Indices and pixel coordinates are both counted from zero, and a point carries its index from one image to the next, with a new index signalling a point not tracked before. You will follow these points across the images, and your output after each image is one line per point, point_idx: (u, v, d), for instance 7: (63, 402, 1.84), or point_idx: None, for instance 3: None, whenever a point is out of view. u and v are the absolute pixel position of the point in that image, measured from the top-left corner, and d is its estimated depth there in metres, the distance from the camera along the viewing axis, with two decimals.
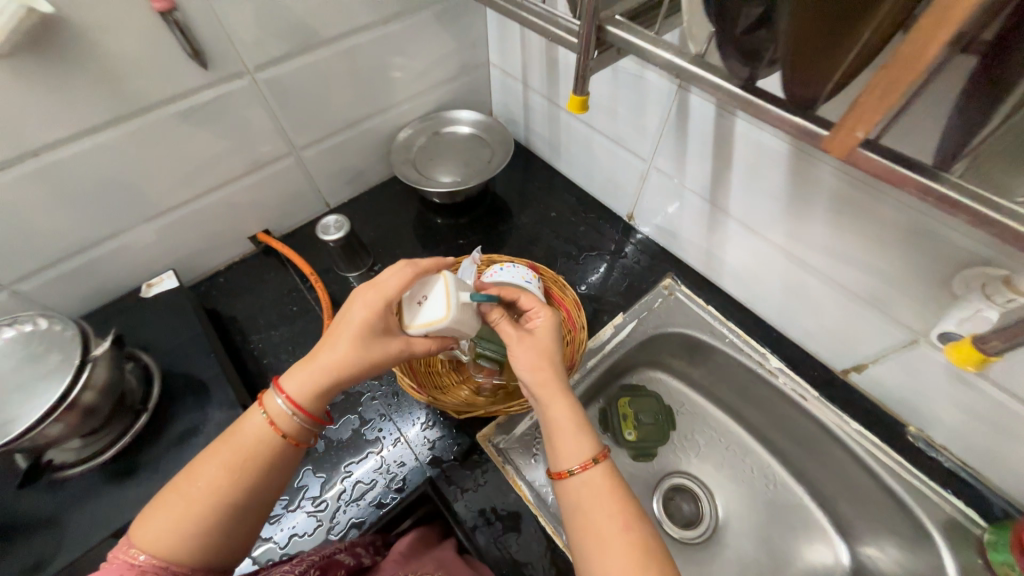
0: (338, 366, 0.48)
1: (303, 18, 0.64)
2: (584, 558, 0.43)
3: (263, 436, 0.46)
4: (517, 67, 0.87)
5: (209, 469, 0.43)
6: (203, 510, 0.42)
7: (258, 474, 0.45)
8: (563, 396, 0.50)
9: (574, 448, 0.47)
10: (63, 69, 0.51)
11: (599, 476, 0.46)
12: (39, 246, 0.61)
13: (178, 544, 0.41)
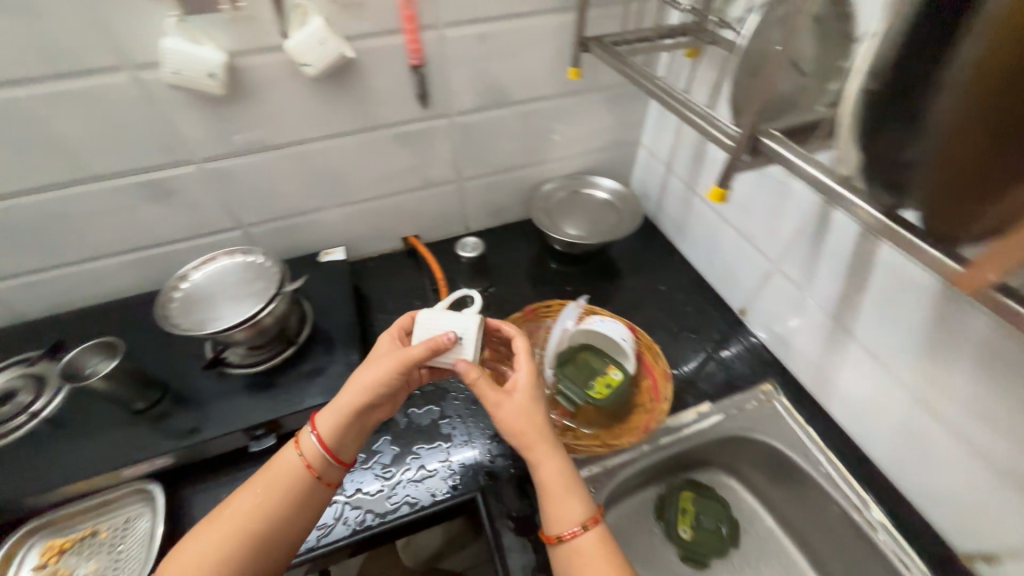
0: (350, 412, 0.59)
1: (503, 84, 0.81)
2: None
3: (291, 474, 0.58)
4: (665, 151, 0.96)
5: (246, 497, 0.56)
6: (234, 534, 0.54)
7: (282, 502, 0.57)
8: (552, 455, 0.55)
9: (565, 511, 0.53)
10: (338, 92, 0.72)
11: (592, 538, 0.52)
12: (272, 205, 0.83)
13: (217, 559, 0.52)
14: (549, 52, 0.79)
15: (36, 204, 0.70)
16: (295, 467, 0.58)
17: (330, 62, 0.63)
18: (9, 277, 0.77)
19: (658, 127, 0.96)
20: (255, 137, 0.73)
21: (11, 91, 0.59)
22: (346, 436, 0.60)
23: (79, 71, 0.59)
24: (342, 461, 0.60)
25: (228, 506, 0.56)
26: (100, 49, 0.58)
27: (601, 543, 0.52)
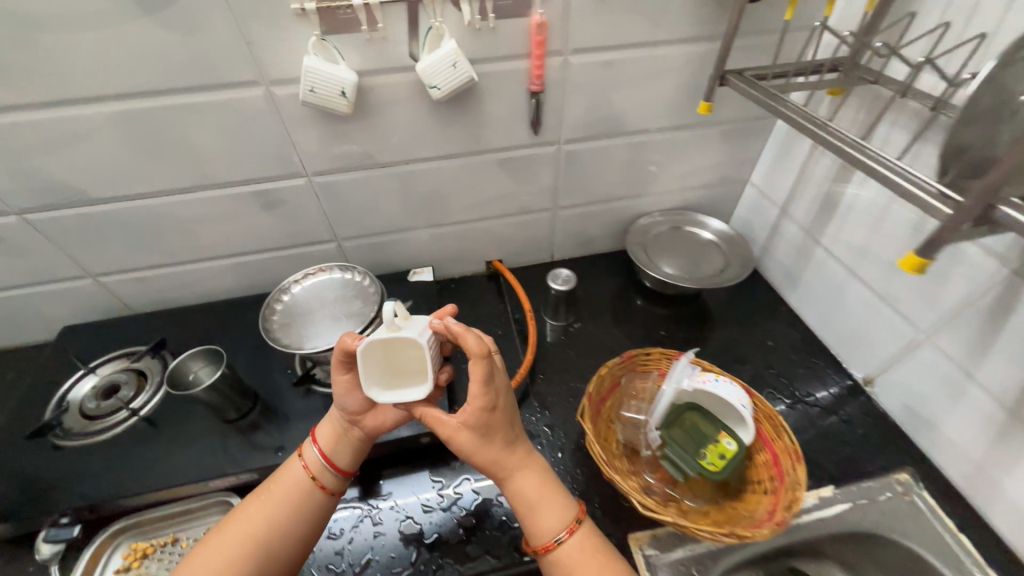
0: (342, 424, 0.59)
1: (618, 114, 0.76)
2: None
3: (295, 487, 0.57)
4: (781, 193, 0.87)
5: (252, 508, 0.55)
6: (238, 544, 0.52)
7: (284, 513, 0.55)
8: (529, 471, 0.55)
9: (547, 522, 0.53)
10: (454, 114, 0.70)
11: (578, 544, 0.53)
12: (370, 221, 0.83)
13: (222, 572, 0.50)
14: (673, 83, 0.74)
15: (161, 206, 0.73)
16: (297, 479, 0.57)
17: (457, 86, 0.61)
18: (127, 272, 0.81)
19: (774, 165, 0.88)
20: (367, 155, 0.72)
21: (157, 101, 0.61)
22: (340, 446, 0.58)
23: (219, 85, 0.61)
24: (339, 471, 0.58)
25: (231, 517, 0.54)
26: (242, 65, 0.59)
27: (591, 551, 0.53)
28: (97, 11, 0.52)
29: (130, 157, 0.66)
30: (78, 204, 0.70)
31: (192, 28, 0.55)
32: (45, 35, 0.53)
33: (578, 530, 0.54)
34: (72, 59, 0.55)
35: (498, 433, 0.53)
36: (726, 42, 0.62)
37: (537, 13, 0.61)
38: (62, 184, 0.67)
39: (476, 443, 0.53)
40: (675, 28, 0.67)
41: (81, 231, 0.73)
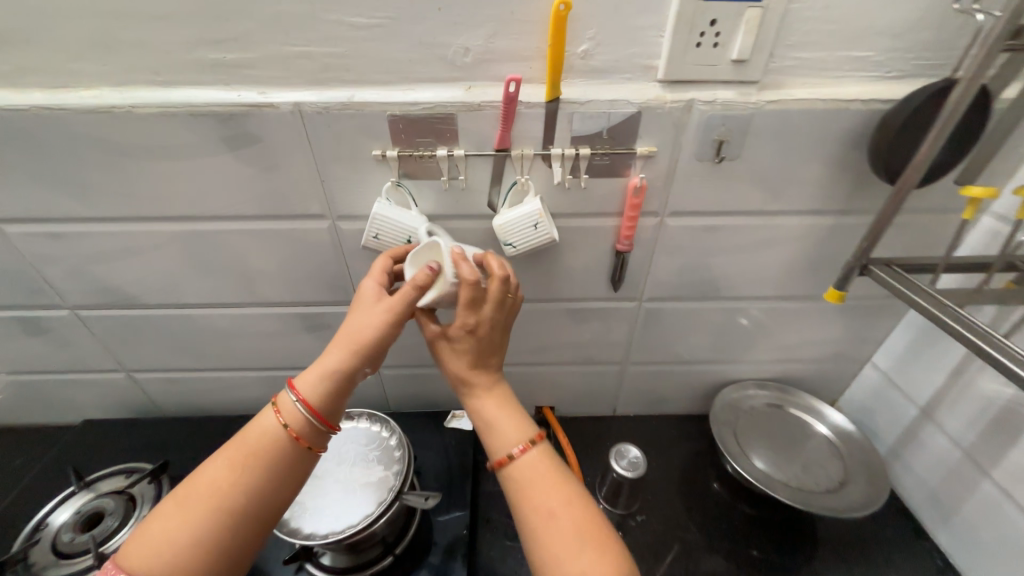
0: (345, 373, 0.47)
1: (715, 280, 0.65)
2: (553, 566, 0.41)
3: (276, 435, 0.46)
4: (921, 391, 0.69)
5: (223, 462, 0.44)
6: (196, 514, 0.42)
7: (268, 470, 0.45)
8: (498, 387, 0.52)
9: (508, 436, 0.48)
10: (525, 265, 0.63)
11: (542, 463, 0.47)
12: (415, 354, 0.74)
13: (174, 550, 0.40)
14: (787, 254, 0.62)
15: (206, 317, 0.69)
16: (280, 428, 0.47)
17: (534, 245, 0.54)
18: (160, 372, 0.77)
19: (911, 352, 0.70)
20: None
21: (224, 225, 0.59)
22: (338, 397, 0.48)
23: (286, 215, 0.58)
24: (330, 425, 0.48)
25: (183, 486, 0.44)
26: (312, 200, 0.56)
27: (555, 474, 0.47)
28: (184, 145, 0.52)
29: (186, 270, 0.63)
30: (128, 306, 0.67)
31: (270, 164, 0.53)
32: (132, 162, 0.53)
33: (541, 445, 0.48)
34: (152, 182, 0.54)
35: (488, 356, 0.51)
36: (873, 234, 0.50)
37: (636, 176, 0.54)
38: (117, 288, 0.65)
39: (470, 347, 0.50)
40: (798, 200, 0.57)
41: (124, 330, 0.70)
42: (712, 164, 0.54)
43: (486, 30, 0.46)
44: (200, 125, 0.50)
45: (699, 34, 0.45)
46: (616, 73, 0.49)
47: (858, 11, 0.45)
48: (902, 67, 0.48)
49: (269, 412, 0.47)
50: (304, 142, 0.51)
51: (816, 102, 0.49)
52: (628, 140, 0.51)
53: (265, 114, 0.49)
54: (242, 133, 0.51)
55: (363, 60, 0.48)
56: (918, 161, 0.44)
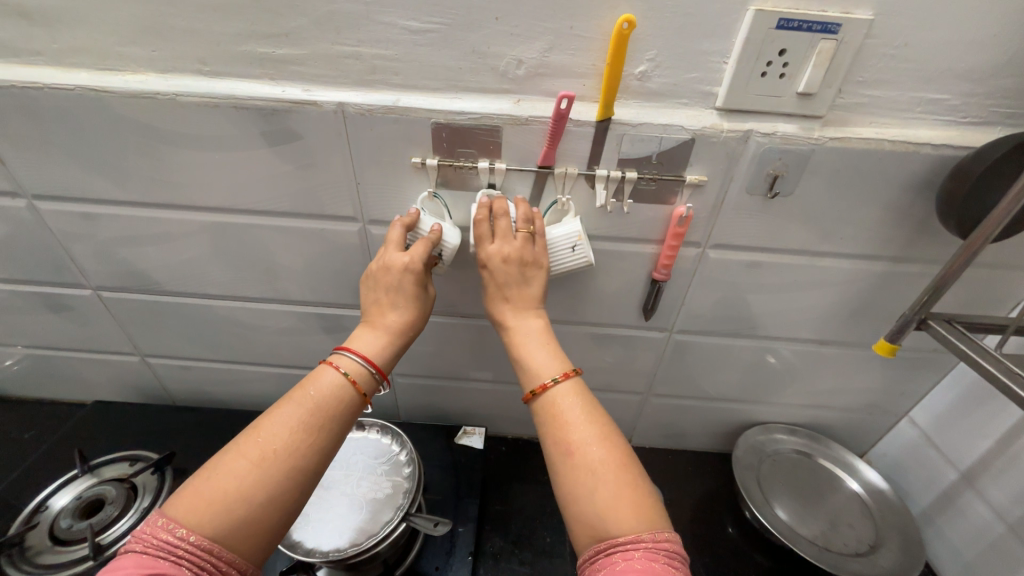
0: (394, 336, 0.47)
1: (752, 317, 0.62)
2: (574, 499, 0.40)
3: (339, 394, 0.42)
4: (963, 454, 0.65)
5: (286, 415, 0.40)
6: (261, 471, 0.37)
7: (335, 429, 0.41)
8: (533, 320, 0.49)
9: (540, 364, 0.47)
10: (555, 285, 0.60)
11: (573, 395, 0.44)
12: (431, 365, 0.72)
13: (234, 513, 0.36)
14: (833, 297, 0.59)
15: (226, 309, 0.68)
16: (344, 388, 0.43)
17: (569, 268, 0.52)
18: (173, 358, 0.76)
19: (954, 411, 0.66)
20: (447, 303, 0.64)
21: (254, 219, 0.58)
22: (391, 355, 0.47)
23: (317, 215, 0.56)
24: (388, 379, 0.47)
25: (239, 441, 0.39)
26: (346, 202, 0.55)
27: (588, 408, 0.44)
28: (224, 137, 0.51)
29: (212, 262, 0.62)
30: (150, 292, 0.67)
31: (307, 163, 0.52)
32: (171, 150, 0.52)
33: (571, 380, 0.45)
34: (188, 172, 0.54)
35: (523, 287, 0.49)
36: (934, 289, 0.46)
37: (683, 205, 0.51)
38: (141, 273, 0.65)
39: (484, 283, 0.50)
40: (851, 243, 0.54)
41: (143, 315, 0.70)
42: (764, 199, 0.51)
43: (542, 44, 0.44)
44: (242, 119, 0.49)
45: (766, 63, 0.43)
46: (672, 97, 0.47)
47: (940, 51, 0.42)
48: (980, 114, 0.45)
49: (325, 369, 0.44)
50: (344, 142, 0.50)
51: (884, 143, 0.46)
52: (678, 167, 0.49)
53: (308, 112, 0.48)
54: (283, 130, 0.50)
55: (412, 65, 0.46)
56: (994, 217, 0.41)
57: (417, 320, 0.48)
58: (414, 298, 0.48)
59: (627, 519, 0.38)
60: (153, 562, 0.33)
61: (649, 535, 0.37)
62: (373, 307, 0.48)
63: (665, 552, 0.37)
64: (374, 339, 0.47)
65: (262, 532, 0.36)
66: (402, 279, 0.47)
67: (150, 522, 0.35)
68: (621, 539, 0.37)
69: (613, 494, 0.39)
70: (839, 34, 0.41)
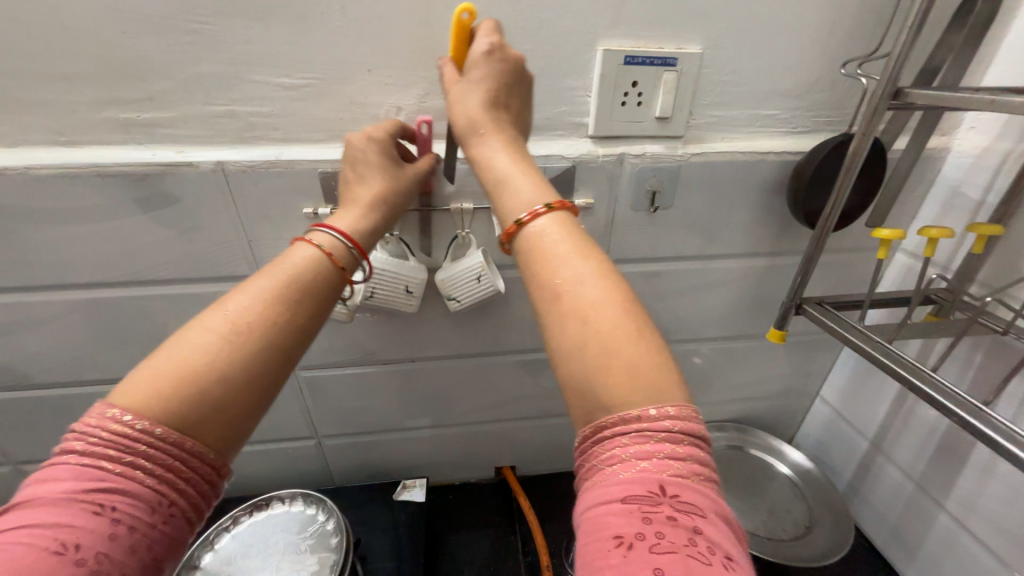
0: (372, 205, 0.44)
1: (664, 323, 0.66)
2: (575, 360, 0.32)
3: (319, 265, 0.39)
4: (868, 421, 0.70)
5: (258, 286, 0.36)
6: (223, 344, 0.34)
7: (305, 302, 0.37)
8: (502, 143, 0.40)
9: (517, 198, 0.37)
10: (472, 318, 0.60)
11: (560, 232, 0.35)
12: (359, 420, 0.69)
13: (200, 393, 0.32)
14: (729, 295, 0.64)
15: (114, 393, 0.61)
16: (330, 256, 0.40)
17: (478, 298, 0.52)
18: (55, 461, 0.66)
19: (853, 385, 0.72)
20: (366, 351, 0.62)
21: (136, 291, 0.53)
22: (372, 226, 0.44)
23: (207, 278, 0.53)
24: (365, 251, 0.43)
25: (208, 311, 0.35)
26: (238, 260, 0.52)
27: (578, 247, 0.34)
28: (90, 208, 0.47)
29: (89, 343, 0.56)
30: (17, 387, 0.59)
31: (189, 225, 0.49)
32: (27, 227, 0.48)
33: (560, 210, 0.36)
34: (50, 248, 0.49)
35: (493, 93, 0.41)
36: (802, 275, 0.51)
37: None
38: (3, 366, 0.57)
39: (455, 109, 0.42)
40: (732, 244, 0.59)
41: (10, 415, 0.61)
42: (648, 213, 0.55)
43: (417, 90, 0.46)
44: (108, 186, 0.46)
45: (623, 93, 0.48)
46: (548, 130, 0.50)
47: (761, 74, 0.49)
48: (806, 123, 0.53)
49: (300, 244, 0.40)
50: (228, 199, 0.48)
51: (736, 153, 0.52)
52: (566, 192, 0.52)
53: (184, 173, 0.47)
54: (157, 195, 0.47)
55: (291, 119, 0.47)
56: (829, 207, 0.47)
57: (391, 195, 0.44)
58: (386, 169, 0.44)
59: (631, 391, 0.30)
60: (98, 473, 0.29)
61: (644, 416, 0.29)
62: (344, 190, 0.45)
63: (668, 438, 0.29)
64: (351, 215, 0.43)
65: (237, 415, 0.33)
66: (367, 149, 0.44)
67: (92, 414, 0.30)
68: (608, 425, 0.30)
69: (606, 351, 0.31)
70: (677, 66, 0.47)
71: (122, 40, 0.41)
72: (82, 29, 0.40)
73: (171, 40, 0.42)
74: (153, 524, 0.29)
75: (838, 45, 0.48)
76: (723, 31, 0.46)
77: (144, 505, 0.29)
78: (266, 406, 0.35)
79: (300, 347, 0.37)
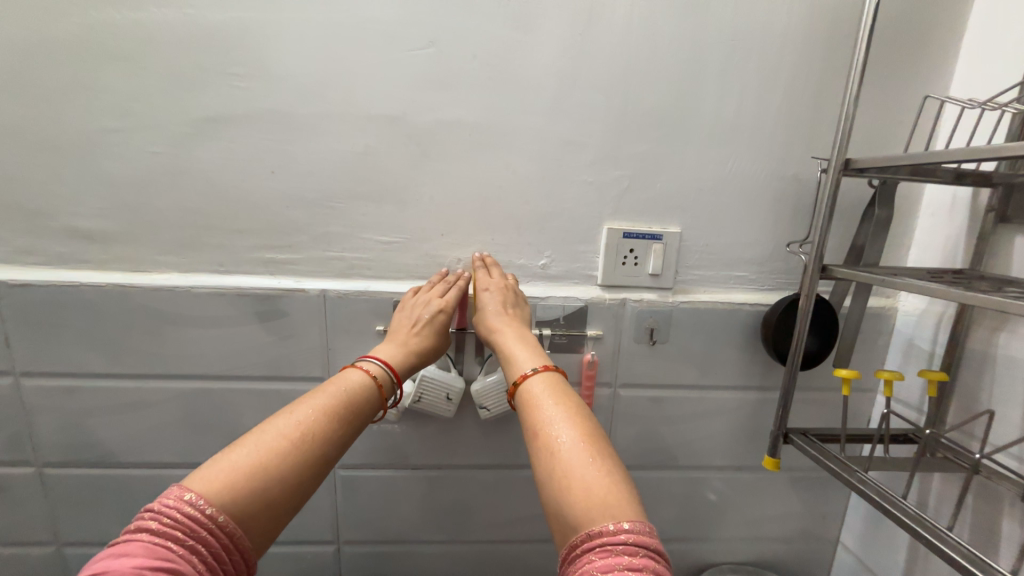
0: (417, 352, 0.58)
1: (670, 447, 0.72)
2: (555, 487, 0.41)
3: (363, 389, 0.52)
4: (891, 572, 0.68)
5: (315, 403, 0.48)
6: (282, 450, 0.44)
7: (348, 421, 0.49)
8: (515, 333, 0.56)
9: (520, 361, 0.52)
10: (497, 429, 0.69)
11: (545, 383, 0.49)
12: (382, 525, 0.72)
13: (254, 492, 0.41)
14: (728, 424, 0.71)
15: (176, 477, 0.69)
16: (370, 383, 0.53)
17: (505, 408, 0.63)
18: (98, 544, 0.71)
19: (869, 528, 0.72)
20: (401, 454, 0.69)
21: (230, 384, 0.66)
22: (410, 365, 0.57)
23: (289, 377, 0.66)
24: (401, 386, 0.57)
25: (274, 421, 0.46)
26: (316, 363, 0.65)
27: (558, 393, 0.48)
28: (221, 317, 0.63)
29: (176, 428, 0.67)
30: (100, 464, 0.68)
31: (288, 335, 0.64)
32: (172, 329, 0.63)
33: (548, 371, 0.50)
34: (181, 345, 0.64)
35: (506, 306, 0.59)
36: (783, 406, 0.60)
37: (588, 352, 0.66)
38: (100, 443, 0.67)
39: (479, 311, 0.59)
40: (723, 377, 0.69)
41: (82, 491, 0.69)
42: (648, 346, 0.67)
43: (473, 248, 0.65)
44: (241, 303, 0.63)
45: (623, 257, 0.65)
46: (567, 279, 0.66)
47: (728, 247, 0.66)
48: (770, 283, 0.67)
49: (353, 370, 0.53)
50: (323, 316, 0.64)
51: (715, 302, 0.66)
52: (580, 325, 0.66)
53: (297, 296, 0.63)
54: (273, 310, 0.64)
55: (381, 263, 0.64)
56: (794, 348, 0.58)
57: (431, 350, 0.59)
58: (438, 331, 0.59)
59: (595, 508, 0.38)
60: (166, 553, 0.37)
61: (605, 530, 0.37)
62: (397, 329, 0.59)
63: (623, 547, 0.36)
64: (394, 349, 0.57)
65: (276, 514, 0.42)
66: (435, 317, 0.59)
67: (171, 498, 0.40)
68: (579, 541, 0.38)
69: (570, 477, 0.41)
70: (663, 239, 0.65)
71: (284, 210, 0.62)
72: (261, 204, 0.61)
73: (315, 211, 0.62)
74: None
75: (783, 230, 0.65)
76: (694, 218, 0.65)
77: None
78: (298, 507, 0.44)
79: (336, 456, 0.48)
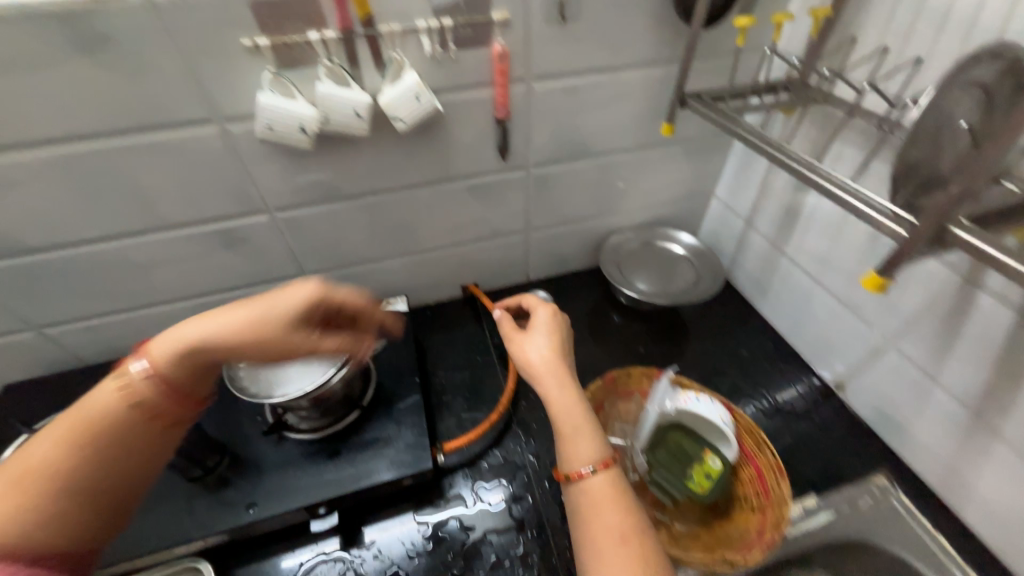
0: (236, 338, 0.49)
1: (583, 137, 0.77)
2: (597, 546, 0.47)
3: (107, 413, 0.47)
4: (745, 206, 0.89)
5: (48, 435, 0.46)
6: (24, 490, 0.43)
7: (97, 445, 0.46)
8: (581, 412, 0.54)
9: (580, 451, 0.52)
10: (419, 146, 0.69)
11: (607, 485, 0.50)
12: (338, 252, 0.80)
13: (28, 506, 0.43)
14: (636, 105, 0.75)
15: (106, 252, 0.68)
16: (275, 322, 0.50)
17: (421, 117, 0.60)
18: (71, 322, 0.75)
19: (737, 177, 0.89)
20: (331, 187, 0.70)
21: (100, 143, 0.57)
22: (229, 352, 0.49)
23: (167, 124, 0.58)
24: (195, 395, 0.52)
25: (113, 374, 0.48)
26: (192, 101, 0.57)
27: (617, 497, 0.49)
28: (27, 53, 0.49)
29: (69, 202, 0.61)
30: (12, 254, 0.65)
31: (135, 67, 0.53)
32: None
33: (609, 470, 0.51)
34: None
35: (565, 379, 0.55)
36: (685, 67, 0.65)
37: (498, 43, 0.61)
38: None
39: (529, 376, 0.57)
40: (633, 54, 0.69)
41: (14, 283, 0.67)
42: (559, 25, 0.62)
43: None
44: (41, 28, 0.48)
45: None
46: None
47: None
48: None
49: (114, 374, 0.48)
50: (167, 35, 0.51)
51: None
52: (483, 8, 0.58)
53: (115, 9, 0.49)
54: (94, 35, 0.50)
55: None
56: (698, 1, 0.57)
57: (254, 330, 0.49)
58: (286, 321, 0.50)
59: None
60: None
61: None
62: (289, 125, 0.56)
63: None
64: (216, 325, 0.49)
65: (62, 534, 0.45)
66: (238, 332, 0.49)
67: None
68: None
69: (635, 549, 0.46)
70: None
71: None
72: None
73: None
74: (35, 558, 0.42)
75: None
76: None
77: (20, 549, 0.42)
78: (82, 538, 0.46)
79: (109, 477, 0.48)
